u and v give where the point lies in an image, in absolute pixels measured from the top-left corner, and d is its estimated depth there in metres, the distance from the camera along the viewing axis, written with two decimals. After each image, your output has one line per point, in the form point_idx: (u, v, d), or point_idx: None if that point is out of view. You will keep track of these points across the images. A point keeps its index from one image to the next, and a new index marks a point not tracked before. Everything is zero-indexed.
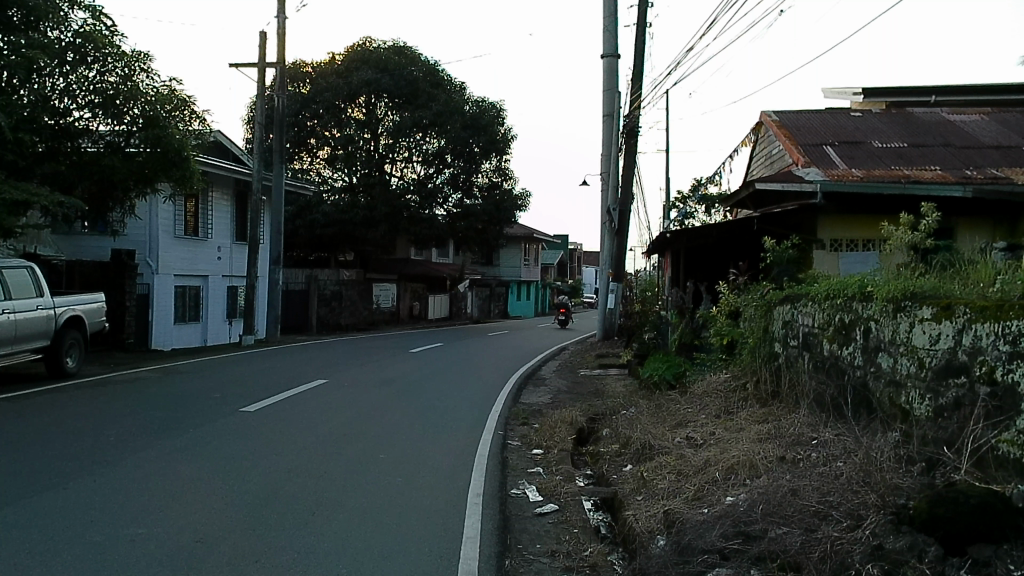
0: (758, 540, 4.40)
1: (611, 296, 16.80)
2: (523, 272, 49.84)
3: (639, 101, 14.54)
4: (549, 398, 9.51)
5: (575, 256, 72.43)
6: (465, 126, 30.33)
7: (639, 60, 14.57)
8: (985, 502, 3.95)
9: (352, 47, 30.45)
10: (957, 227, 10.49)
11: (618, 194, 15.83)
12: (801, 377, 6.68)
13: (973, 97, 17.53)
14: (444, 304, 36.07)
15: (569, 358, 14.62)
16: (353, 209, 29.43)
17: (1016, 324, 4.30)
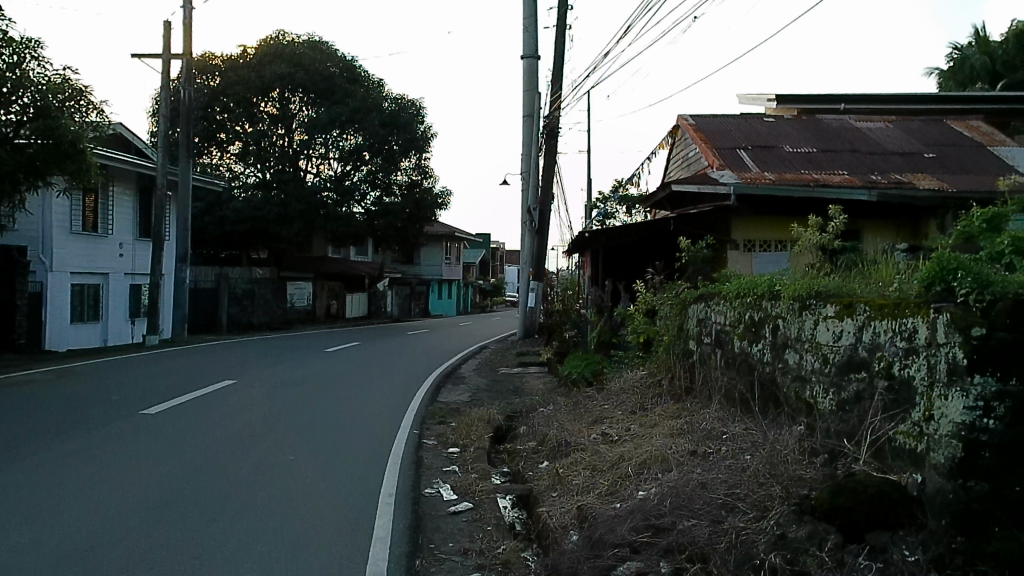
0: (667, 533, 4.50)
1: (531, 295, 16.94)
2: (444, 272, 49.70)
3: (558, 101, 14.66)
4: (468, 396, 9.46)
5: (497, 257, 72.85)
6: (383, 124, 30.02)
7: (556, 62, 14.71)
8: (882, 491, 4.24)
9: (265, 40, 30.01)
10: (863, 229, 10.94)
11: (538, 194, 15.98)
12: (714, 373, 6.86)
13: (878, 106, 18.32)
14: (365, 303, 35.99)
15: (491, 357, 14.62)
16: (267, 204, 28.95)
17: (911, 322, 4.49)
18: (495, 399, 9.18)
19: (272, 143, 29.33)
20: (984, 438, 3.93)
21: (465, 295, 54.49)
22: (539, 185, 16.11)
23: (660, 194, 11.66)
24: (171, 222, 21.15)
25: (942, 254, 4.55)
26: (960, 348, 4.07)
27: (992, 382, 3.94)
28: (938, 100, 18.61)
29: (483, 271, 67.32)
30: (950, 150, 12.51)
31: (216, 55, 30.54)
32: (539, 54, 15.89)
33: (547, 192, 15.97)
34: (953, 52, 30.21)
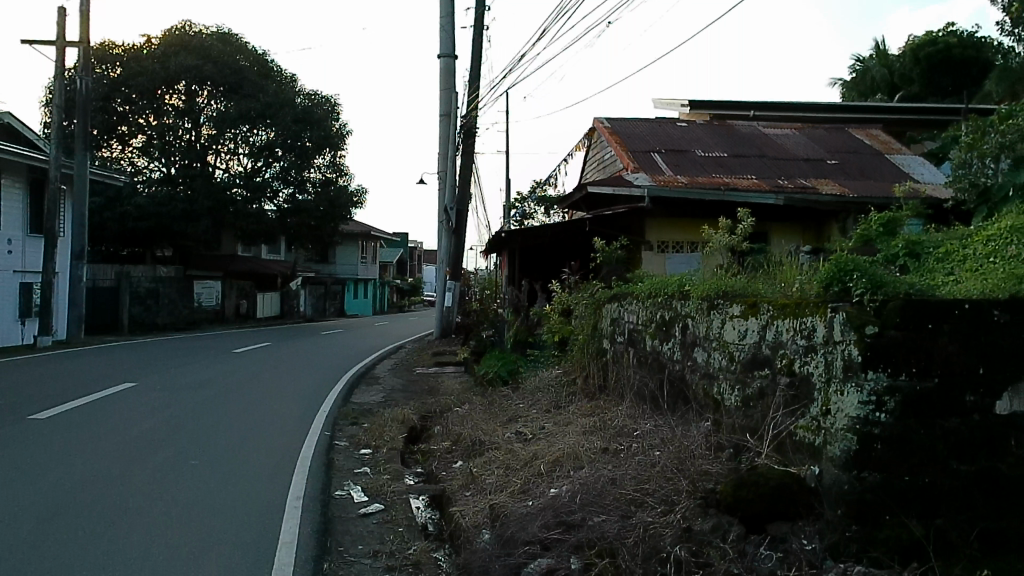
0: (578, 529, 4.57)
1: (448, 294, 16.93)
2: (360, 270, 49.13)
3: (475, 102, 14.67)
4: (382, 397, 9.38)
5: (413, 256, 72.52)
6: (295, 120, 29.65)
7: (474, 61, 14.72)
8: (782, 484, 4.44)
9: (171, 31, 29.00)
10: (770, 231, 11.37)
11: (456, 194, 16.01)
12: (626, 372, 7.02)
13: (784, 113, 19.07)
14: (276, 303, 35.41)
15: (408, 357, 14.51)
16: (172, 200, 28.01)
17: (811, 321, 4.66)
18: (409, 399, 9.13)
19: (177, 138, 28.27)
20: (877, 430, 4.21)
21: (381, 294, 53.96)
22: (456, 185, 16.08)
23: (577, 195, 11.83)
24: (64, 218, 20.23)
25: (839, 256, 4.79)
26: (855, 345, 4.28)
27: (884, 377, 4.21)
28: (840, 109, 19.55)
29: (401, 270, 66.79)
30: (852, 157, 13.14)
31: (116, 45, 29.27)
32: (455, 54, 15.87)
33: (464, 191, 15.98)
34: (853, 64, 31.83)
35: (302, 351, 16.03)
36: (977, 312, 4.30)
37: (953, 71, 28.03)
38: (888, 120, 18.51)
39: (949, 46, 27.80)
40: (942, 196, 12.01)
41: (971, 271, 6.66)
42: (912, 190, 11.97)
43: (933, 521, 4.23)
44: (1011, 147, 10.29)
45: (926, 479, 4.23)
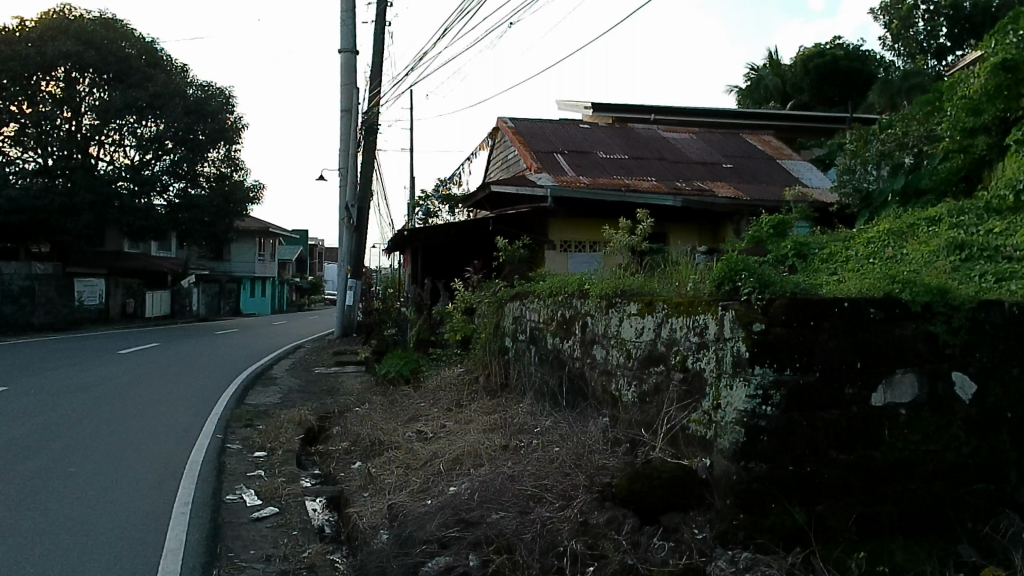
0: (476, 526, 4.61)
1: (349, 293, 16.71)
2: (257, 268, 47.84)
3: (378, 98, 14.50)
4: (278, 398, 9.18)
5: (312, 254, 71.23)
6: (187, 112, 29.08)
7: (376, 57, 14.54)
8: (675, 476, 4.61)
9: (47, 14, 27.20)
10: (670, 232, 11.74)
11: (357, 191, 15.76)
12: (528, 369, 7.13)
13: (683, 118, 19.74)
14: (167, 301, 34.00)
15: (307, 356, 14.22)
16: (50, 193, 26.41)
17: (703, 319, 4.82)
18: (308, 400, 8.96)
19: (56, 127, 26.39)
20: (763, 423, 4.40)
21: (280, 292, 52.57)
22: (357, 182, 15.83)
23: (480, 193, 11.87)
24: None
25: (731, 255, 4.96)
26: (743, 342, 4.45)
27: (770, 372, 4.40)
28: (735, 114, 20.35)
29: (300, 267, 65.14)
30: (746, 162, 13.68)
31: None
32: (357, 49, 15.68)
33: (366, 189, 15.74)
34: (748, 72, 33.08)
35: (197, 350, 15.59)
36: (855, 310, 4.56)
37: (840, 83, 29.68)
38: (779, 126, 19.39)
39: (836, 58, 29.33)
40: (828, 200, 12.71)
41: (851, 271, 7.06)
42: (801, 194, 12.57)
43: (814, 508, 4.46)
44: (891, 156, 11.02)
45: (808, 468, 4.45)
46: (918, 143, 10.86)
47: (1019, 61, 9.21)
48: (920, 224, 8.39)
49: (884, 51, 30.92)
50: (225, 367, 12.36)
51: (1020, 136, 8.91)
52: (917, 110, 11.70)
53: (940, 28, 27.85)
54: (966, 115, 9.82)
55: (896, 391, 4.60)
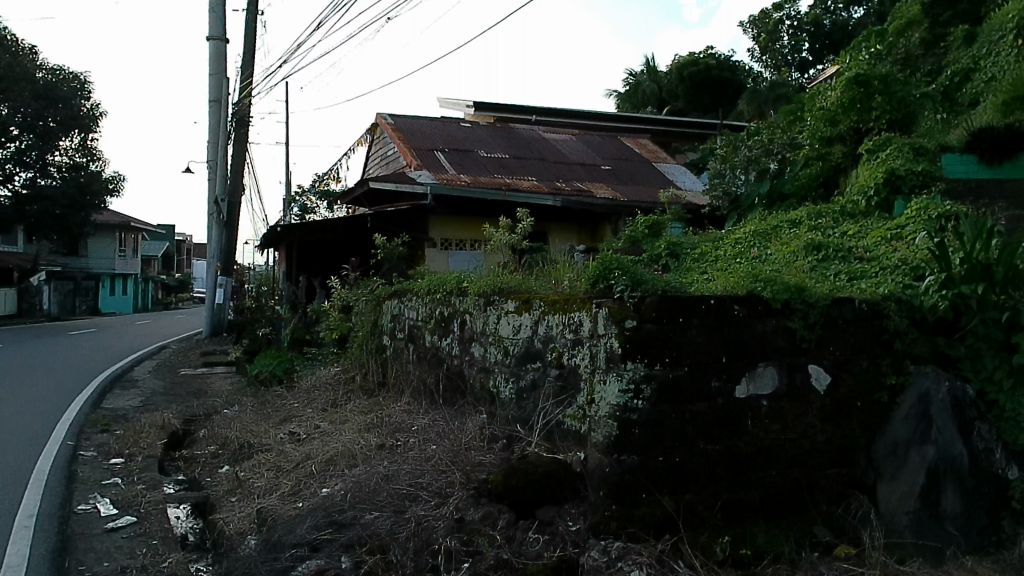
0: (348, 527, 4.54)
1: (219, 291, 16.03)
2: (119, 265, 45.15)
3: (249, 89, 14.00)
4: (138, 401, 8.71)
5: (181, 251, 68.01)
6: (36, 97, 27.21)
7: (249, 47, 14.04)
8: (549, 471, 4.70)
9: None
10: (549, 231, 11.95)
11: (228, 185, 15.13)
12: (405, 367, 7.09)
13: (564, 120, 20.17)
14: (13, 299, 31.59)
15: (170, 357, 13.55)
16: None
17: (578, 316, 4.92)
18: (171, 403, 8.55)
19: None
20: (635, 416, 4.53)
21: (143, 290, 49.77)
22: (229, 175, 15.21)
23: (358, 190, 11.69)
24: None
25: (606, 255, 5.09)
26: (616, 338, 4.58)
27: (641, 367, 4.55)
28: (614, 118, 20.92)
29: (168, 264, 61.99)
30: (624, 164, 14.10)
31: None
32: (227, 37, 15.08)
33: (238, 183, 15.14)
34: (627, 78, 34.15)
35: (52, 351, 14.63)
36: (721, 307, 4.78)
37: (712, 91, 31.10)
38: (656, 130, 20.07)
39: (708, 67, 30.56)
40: (700, 203, 13.23)
41: (719, 270, 7.39)
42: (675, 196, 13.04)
43: (683, 497, 4.63)
44: (757, 161, 11.55)
45: (677, 459, 4.62)
46: (782, 150, 11.52)
47: (870, 77, 10.24)
48: (782, 226, 8.92)
49: (752, 63, 32.65)
50: (81, 369, 11.61)
51: (871, 146, 9.68)
52: (781, 119, 12.40)
53: (802, 43, 29.67)
54: (824, 125, 10.70)
55: (759, 383, 4.87)
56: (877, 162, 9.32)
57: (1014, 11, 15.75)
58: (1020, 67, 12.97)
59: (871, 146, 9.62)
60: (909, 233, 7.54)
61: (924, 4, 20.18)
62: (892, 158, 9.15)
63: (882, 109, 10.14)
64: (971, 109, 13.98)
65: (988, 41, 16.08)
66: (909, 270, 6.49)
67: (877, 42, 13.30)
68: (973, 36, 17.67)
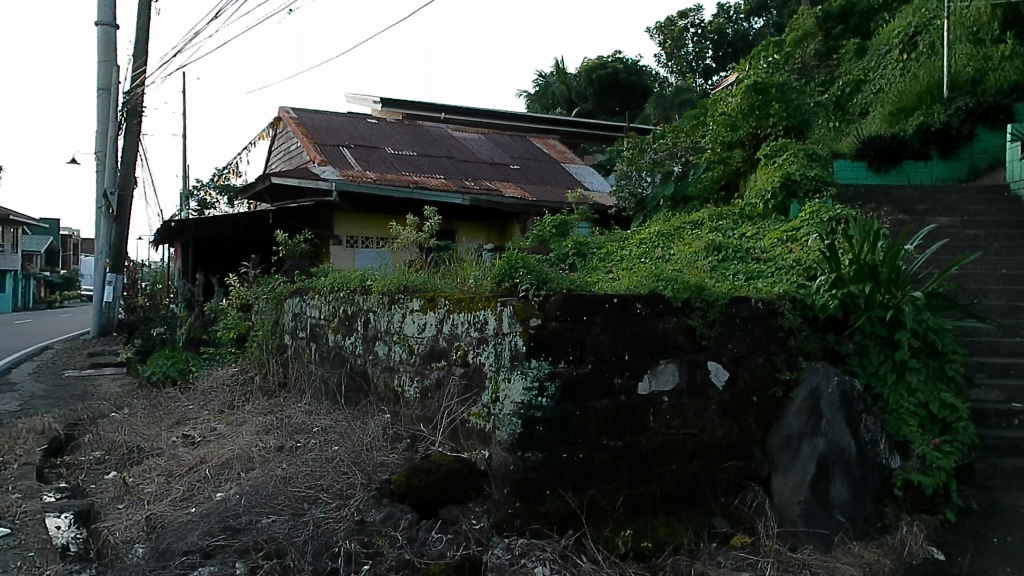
0: (243, 533, 4.41)
1: (108, 288, 15.23)
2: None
3: (142, 77, 13.38)
4: (15, 405, 8.20)
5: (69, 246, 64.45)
6: None
7: (142, 33, 13.42)
8: (453, 470, 4.68)
9: None
10: (458, 229, 11.95)
11: (118, 177, 14.43)
12: (307, 367, 6.95)
13: (474, 118, 20.18)
14: None
15: (53, 358, 12.80)
16: None
17: (483, 314, 4.93)
18: (51, 406, 8.10)
19: None
20: (539, 414, 4.57)
21: (25, 288, 46.85)
22: (120, 167, 14.51)
23: (259, 185, 11.36)
24: None
25: (511, 254, 5.11)
26: (521, 337, 4.61)
27: (546, 365, 4.59)
28: (524, 119, 21.06)
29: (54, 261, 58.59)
30: (533, 164, 14.23)
31: None
32: (117, 23, 14.41)
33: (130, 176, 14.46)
34: (536, 79, 34.55)
35: None
36: (624, 306, 4.86)
37: (619, 94, 31.72)
38: (564, 132, 20.31)
39: (616, 71, 31.18)
40: (606, 203, 13.45)
41: (623, 270, 7.55)
42: (582, 197, 13.23)
43: (586, 492, 4.69)
44: (662, 164, 11.94)
45: (581, 455, 4.69)
46: (685, 154, 11.94)
47: (767, 86, 10.57)
48: (685, 227, 9.19)
49: (659, 69, 33.47)
50: None
51: (769, 151, 10.05)
52: (685, 123, 12.74)
53: (706, 51, 30.63)
54: (725, 130, 11.05)
55: (661, 379, 4.99)
56: (774, 167, 9.70)
57: (900, 28, 16.74)
58: (904, 81, 13.78)
59: (769, 151, 9.99)
60: (802, 235, 7.89)
61: (818, 18, 21.18)
62: (788, 163, 9.53)
63: (779, 116, 10.50)
64: (860, 119, 14.76)
65: (876, 55, 17.02)
66: (802, 270, 6.78)
67: (775, 52, 13.89)
68: (862, 50, 18.66)
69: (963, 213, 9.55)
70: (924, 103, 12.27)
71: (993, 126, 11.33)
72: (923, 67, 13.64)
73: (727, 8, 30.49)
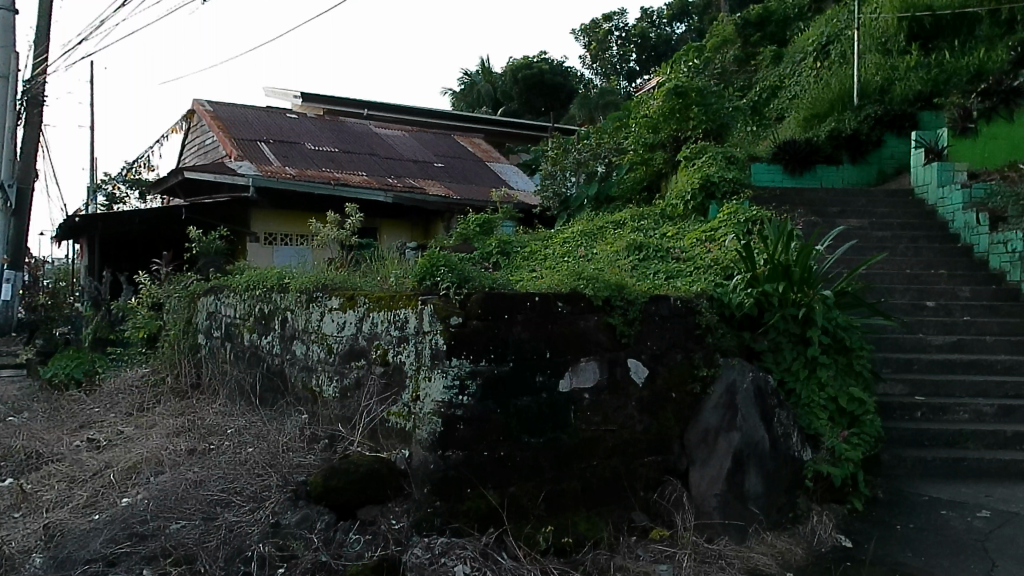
0: (150, 539, 4.28)
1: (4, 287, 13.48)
2: None
3: (45, 65, 12.76)
4: None
5: None
6: None
7: (44, 19, 12.79)
8: (372, 470, 4.62)
9: None
10: (380, 227, 11.84)
11: (17, 169, 13.71)
12: (222, 368, 6.79)
13: (399, 115, 20.00)
14: None
15: None
16: None
17: (404, 313, 4.89)
18: None
19: None
20: (460, 412, 4.57)
21: None
22: (20, 159, 13.80)
23: (172, 180, 10.99)
24: None
25: (433, 252, 5.09)
26: (441, 335, 4.60)
27: (466, 363, 4.60)
28: (450, 117, 21.00)
29: None
30: (457, 163, 14.20)
31: None
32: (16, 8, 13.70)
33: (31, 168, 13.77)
34: (462, 78, 34.54)
35: None
36: (545, 304, 4.92)
37: (544, 95, 31.97)
38: (489, 131, 20.35)
39: (542, 71, 31.40)
40: (531, 203, 13.54)
41: (545, 269, 7.61)
42: (507, 196, 13.29)
43: (507, 489, 4.71)
44: (586, 164, 12.08)
45: (502, 453, 4.71)
46: (608, 154, 12.13)
47: (687, 90, 10.75)
48: (607, 227, 9.34)
49: (584, 71, 33.89)
50: None
51: (689, 153, 10.25)
52: (608, 125, 12.92)
53: (630, 53, 31.18)
54: (647, 132, 11.26)
55: (582, 376, 5.06)
56: (694, 169, 9.94)
57: (814, 37, 17.42)
58: (816, 88, 14.34)
59: (689, 154, 10.19)
60: (720, 236, 8.12)
61: (738, 25, 21.84)
62: (707, 166, 9.78)
63: (699, 119, 10.75)
64: (776, 123, 15.29)
65: (791, 63, 17.67)
66: (720, 270, 6.97)
67: (695, 57, 14.24)
68: (779, 58, 19.34)
69: (871, 215, 9.98)
70: (835, 110, 12.79)
71: (898, 132, 11.91)
72: (834, 75, 14.21)
73: (650, 12, 31.12)
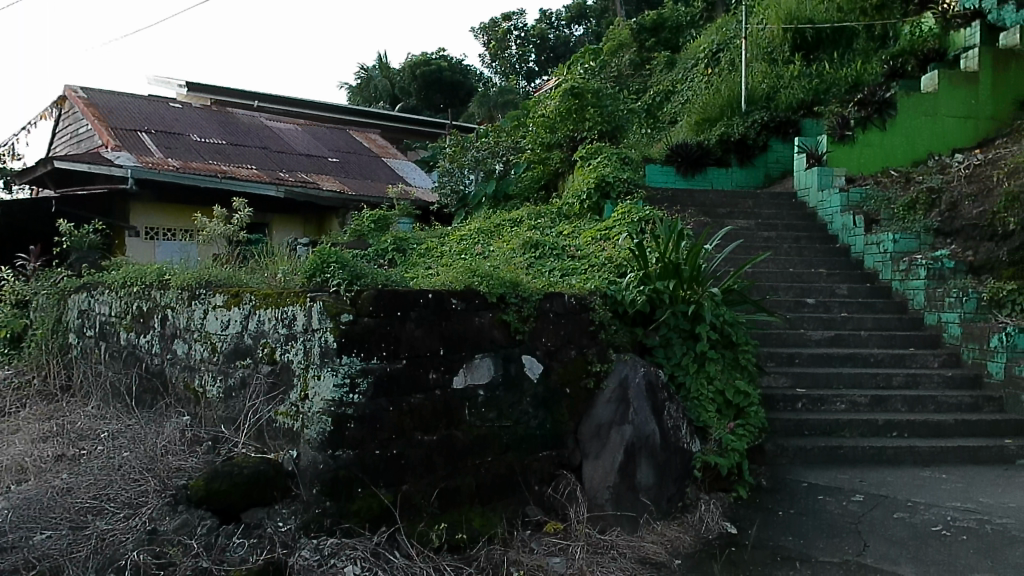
0: (11, 551, 4.05)
1: None
2: None
3: None
4: None
5: None
6: None
7: None
8: (257, 471, 4.47)
9: None
10: (272, 223, 11.52)
11: None
12: (96, 368, 6.45)
13: (293, 109, 19.49)
14: None
15: None
16: None
17: (291, 310, 4.77)
18: None
19: None
20: (351, 411, 4.50)
21: None
22: None
23: (41, 170, 10.34)
24: None
25: (323, 248, 4.99)
26: (331, 333, 4.52)
27: (357, 361, 4.53)
28: (347, 111, 20.63)
29: None
30: (353, 158, 13.98)
31: None
32: None
33: None
34: (359, 73, 34.00)
35: None
36: (438, 301, 4.91)
37: (443, 92, 31.86)
38: (387, 127, 20.11)
39: (441, 69, 31.28)
40: (429, 200, 13.47)
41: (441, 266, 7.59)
42: (405, 193, 13.20)
43: (399, 488, 4.65)
44: (484, 162, 12.11)
45: (394, 451, 4.66)
46: (506, 153, 12.16)
47: (583, 91, 10.96)
48: (504, 224, 9.42)
49: (484, 70, 33.99)
50: None
51: (585, 153, 10.43)
52: (507, 122, 12.85)
53: (529, 53, 31.50)
54: (544, 132, 11.43)
55: (476, 373, 5.09)
56: (590, 169, 10.15)
57: (704, 45, 18.08)
58: (706, 94, 14.90)
59: (585, 153, 10.39)
60: (614, 234, 8.32)
61: (633, 30, 22.44)
62: (602, 166, 9.99)
63: (594, 120, 10.96)
64: (668, 127, 15.81)
65: (683, 68, 18.30)
66: (613, 267, 7.14)
67: (591, 59, 14.52)
68: (672, 63, 19.98)
69: (757, 217, 10.45)
70: (724, 116, 13.35)
71: (783, 138, 12.57)
72: (722, 82, 14.81)
73: (549, 14, 31.55)
